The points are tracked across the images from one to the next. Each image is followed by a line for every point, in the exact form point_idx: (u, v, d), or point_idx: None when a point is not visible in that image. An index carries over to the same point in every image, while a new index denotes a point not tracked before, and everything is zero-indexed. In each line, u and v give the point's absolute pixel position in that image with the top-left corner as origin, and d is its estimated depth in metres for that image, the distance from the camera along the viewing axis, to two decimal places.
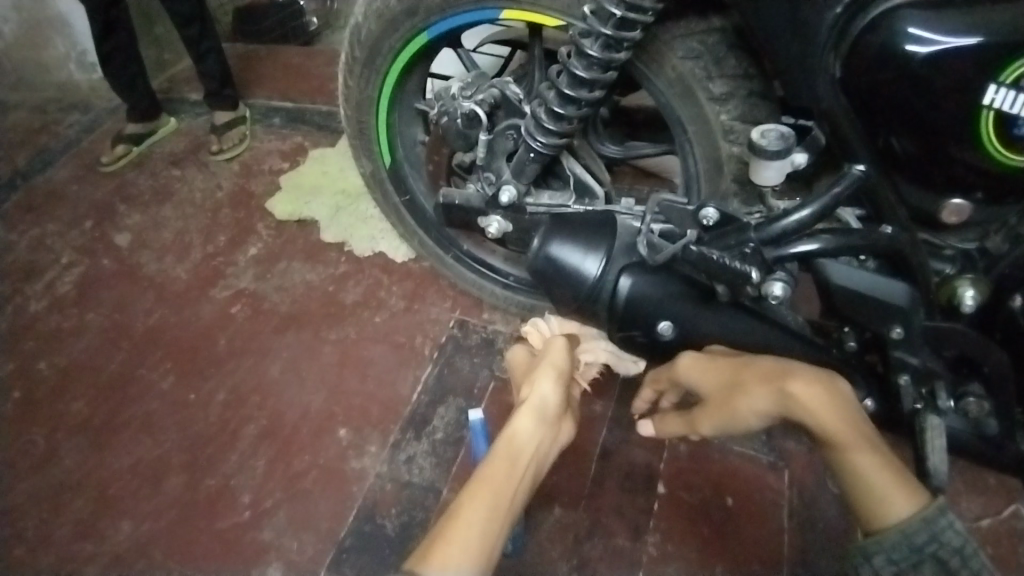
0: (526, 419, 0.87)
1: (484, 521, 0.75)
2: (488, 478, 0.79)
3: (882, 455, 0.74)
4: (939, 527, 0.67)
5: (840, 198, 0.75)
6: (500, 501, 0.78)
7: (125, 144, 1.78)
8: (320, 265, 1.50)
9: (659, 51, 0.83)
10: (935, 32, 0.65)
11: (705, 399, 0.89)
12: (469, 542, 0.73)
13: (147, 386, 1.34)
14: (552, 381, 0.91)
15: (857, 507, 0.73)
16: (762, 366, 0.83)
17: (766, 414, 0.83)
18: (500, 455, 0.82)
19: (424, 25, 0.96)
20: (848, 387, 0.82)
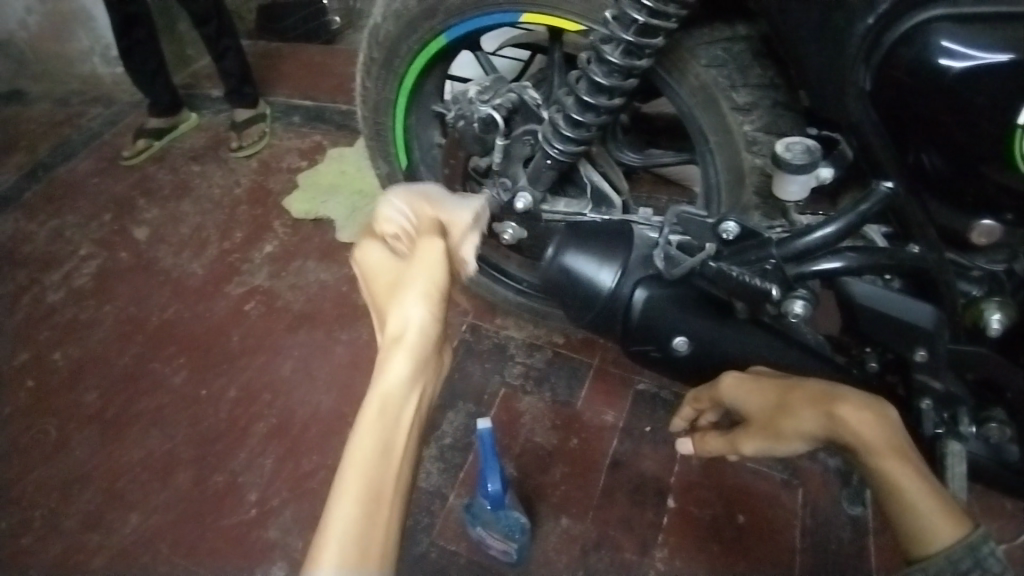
0: (398, 363, 0.62)
1: (364, 500, 0.54)
2: (357, 459, 0.56)
3: (927, 480, 0.70)
4: (983, 554, 0.63)
5: (867, 215, 0.73)
6: (371, 473, 0.56)
7: (146, 138, 1.79)
8: (334, 264, 1.50)
9: (682, 58, 0.81)
10: (968, 47, 0.63)
11: (750, 419, 0.87)
12: (353, 530, 0.53)
13: (159, 380, 1.34)
14: (427, 288, 0.65)
15: (900, 534, 0.69)
16: (811, 387, 0.80)
17: (814, 437, 0.80)
18: (369, 432, 0.58)
19: (442, 27, 0.96)
20: (897, 413, 0.77)
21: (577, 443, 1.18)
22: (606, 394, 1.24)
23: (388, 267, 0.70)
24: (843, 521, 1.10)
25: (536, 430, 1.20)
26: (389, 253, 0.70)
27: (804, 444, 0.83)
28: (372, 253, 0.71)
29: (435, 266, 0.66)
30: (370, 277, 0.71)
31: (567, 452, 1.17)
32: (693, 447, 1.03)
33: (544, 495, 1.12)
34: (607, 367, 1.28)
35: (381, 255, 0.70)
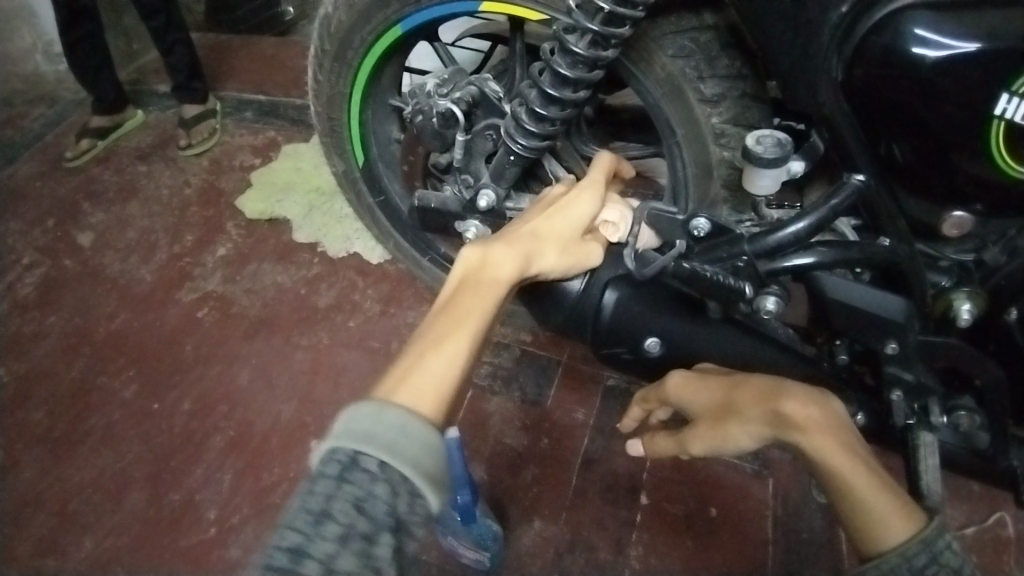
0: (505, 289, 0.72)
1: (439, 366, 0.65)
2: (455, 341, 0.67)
3: (874, 473, 0.69)
4: (939, 548, 0.62)
5: (838, 210, 0.70)
6: (445, 381, 0.63)
7: (90, 138, 1.70)
8: (292, 266, 1.44)
9: (648, 49, 0.78)
10: (942, 35, 0.61)
11: (698, 419, 0.84)
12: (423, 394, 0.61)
13: (108, 394, 1.28)
14: (569, 265, 0.77)
15: (852, 532, 0.67)
16: (758, 384, 0.79)
17: (760, 437, 0.78)
18: (467, 332, 0.67)
19: (397, 17, 0.91)
20: (842, 408, 0.78)
21: (548, 443, 1.15)
22: (576, 391, 1.22)
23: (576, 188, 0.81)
24: (818, 511, 1.09)
25: (505, 431, 1.17)
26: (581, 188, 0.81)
27: (750, 446, 0.80)
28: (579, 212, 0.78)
29: (584, 263, 0.79)
30: (558, 214, 0.77)
31: (537, 454, 1.14)
32: (642, 449, 1.04)
33: (516, 499, 1.10)
34: (576, 364, 1.25)
35: (582, 217, 0.78)
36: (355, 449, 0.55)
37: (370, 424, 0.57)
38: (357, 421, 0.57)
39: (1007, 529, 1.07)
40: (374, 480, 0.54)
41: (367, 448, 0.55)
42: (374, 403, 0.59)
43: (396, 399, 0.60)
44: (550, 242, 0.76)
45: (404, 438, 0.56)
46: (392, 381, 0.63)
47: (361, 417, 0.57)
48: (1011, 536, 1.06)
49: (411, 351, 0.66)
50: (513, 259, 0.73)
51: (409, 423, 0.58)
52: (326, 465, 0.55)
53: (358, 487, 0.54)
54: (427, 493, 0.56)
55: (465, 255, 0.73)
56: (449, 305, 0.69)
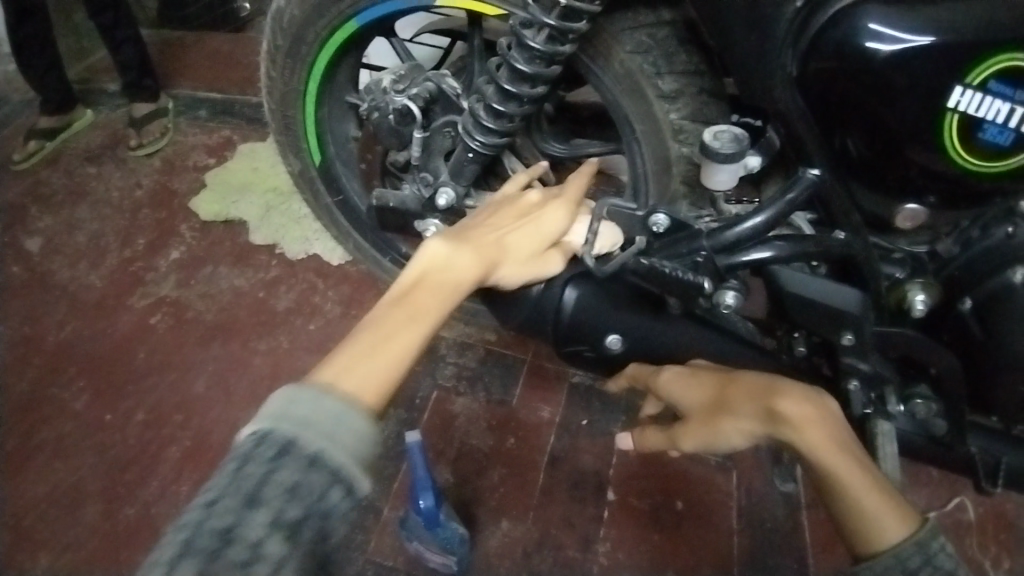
0: (462, 275, 0.65)
1: (391, 366, 0.56)
2: (408, 324, 0.59)
3: (869, 473, 0.69)
4: (933, 551, 0.62)
5: (794, 204, 0.71)
6: (390, 372, 0.55)
7: (38, 140, 1.63)
8: (249, 269, 1.41)
9: (606, 44, 0.77)
10: (896, 29, 0.61)
11: (691, 416, 0.84)
12: (367, 380, 0.54)
13: (59, 406, 1.23)
14: (523, 278, 0.73)
15: (846, 531, 0.67)
16: (751, 382, 0.78)
17: (752, 434, 0.78)
18: (421, 330, 0.59)
19: (352, 11, 0.89)
20: (837, 406, 0.77)
21: (514, 443, 1.15)
22: (542, 389, 1.21)
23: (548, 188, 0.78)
24: (779, 499, 1.10)
25: (471, 432, 1.15)
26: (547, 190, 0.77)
27: (743, 444, 0.79)
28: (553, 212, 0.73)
29: (540, 276, 0.74)
30: (529, 223, 0.72)
31: (504, 454, 1.13)
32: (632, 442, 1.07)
33: (483, 500, 1.08)
34: (541, 362, 1.24)
35: (549, 228, 0.73)
36: (286, 439, 0.46)
37: (304, 410, 0.48)
38: (292, 406, 0.48)
39: (967, 514, 1.10)
40: (303, 473, 0.45)
41: (301, 437, 0.46)
42: (313, 387, 0.50)
43: (338, 387, 0.52)
44: (514, 252, 0.71)
45: (342, 433, 0.48)
46: (334, 365, 0.54)
47: (296, 401, 0.48)
48: (969, 521, 1.09)
49: (358, 336, 0.58)
50: (478, 260, 0.67)
51: (350, 418, 0.49)
52: (248, 449, 0.46)
53: (284, 478, 0.44)
54: (357, 487, 0.47)
55: (432, 246, 0.66)
56: (407, 293, 0.62)
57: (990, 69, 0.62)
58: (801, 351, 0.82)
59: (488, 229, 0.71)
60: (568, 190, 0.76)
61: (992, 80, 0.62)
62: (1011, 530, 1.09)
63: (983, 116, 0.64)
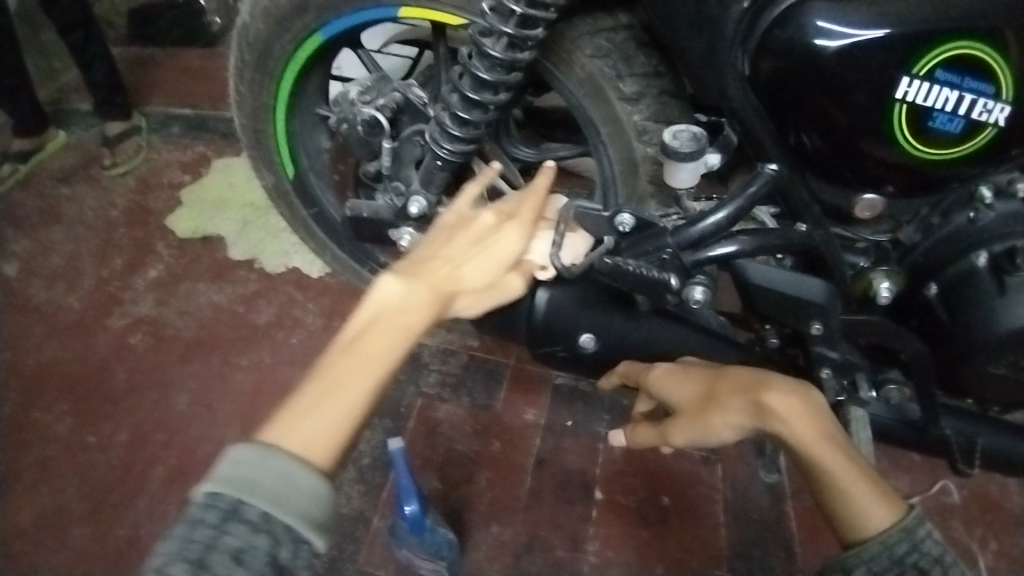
0: (417, 316, 0.66)
1: (344, 416, 0.59)
2: (359, 368, 0.61)
3: (856, 463, 0.72)
4: (919, 536, 0.64)
5: (754, 199, 0.73)
6: (343, 423, 0.59)
7: (10, 163, 1.62)
8: (228, 284, 1.40)
9: (566, 50, 0.78)
10: (843, 25, 0.63)
11: (679, 412, 0.85)
12: (317, 437, 0.57)
13: (40, 430, 1.22)
14: (485, 303, 0.73)
15: (834, 519, 0.69)
16: (738, 376, 0.80)
17: (740, 427, 0.80)
18: (367, 383, 0.61)
19: (317, 24, 0.90)
20: (823, 398, 0.79)
21: (499, 447, 1.15)
22: (526, 392, 1.22)
23: (506, 199, 0.76)
24: (763, 489, 1.12)
25: (457, 438, 1.16)
26: (507, 204, 0.75)
27: (732, 437, 0.81)
28: (508, 236, 0.72)
29: (503, 299, 0.75)
30: (483, 252, 0.71)
31: (489, 458, 1.14)
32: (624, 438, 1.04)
33: (471, 505, 1.09)
34: (524, 365, 1.25)
35: (506, 254, 0.72)
36: (235, 501, 0.52)
37: (250, 474, 0.53)
38: (240, 464, 0.53)
39: (951, 496, 1.12)
40: (249, 535, 0.51)
41: (247, 499, 0.52)
42: (261, 446, 0.55)
43: (286, 445, 0.56)
44: (471, 283, 0.71)
45: (291, 488, 0.53)
46: (286, 417, 0.58)
47: (245, 462, 0.53)
48: (952, 503, 1.11)
49: (308, 388, 0.60)
50: (430, 299, 0.67)
51: (298, 473, 0.54)
52: (200, 510, 0.52)
53: (236, 535, 0.50)
54: (314, 537, 0.53)
55: (383, 286, 0.66)
56: (356, 339, 0.63)
57: (935, 59, 0.63)
58: (772, 340, 0.84)
59: (442, 261, 0.70)
60: (522, 210, 0.74)
61: (939, 69, 0.64)
62: (993, 510, 1.11)
63: (931, 105, 0.65)
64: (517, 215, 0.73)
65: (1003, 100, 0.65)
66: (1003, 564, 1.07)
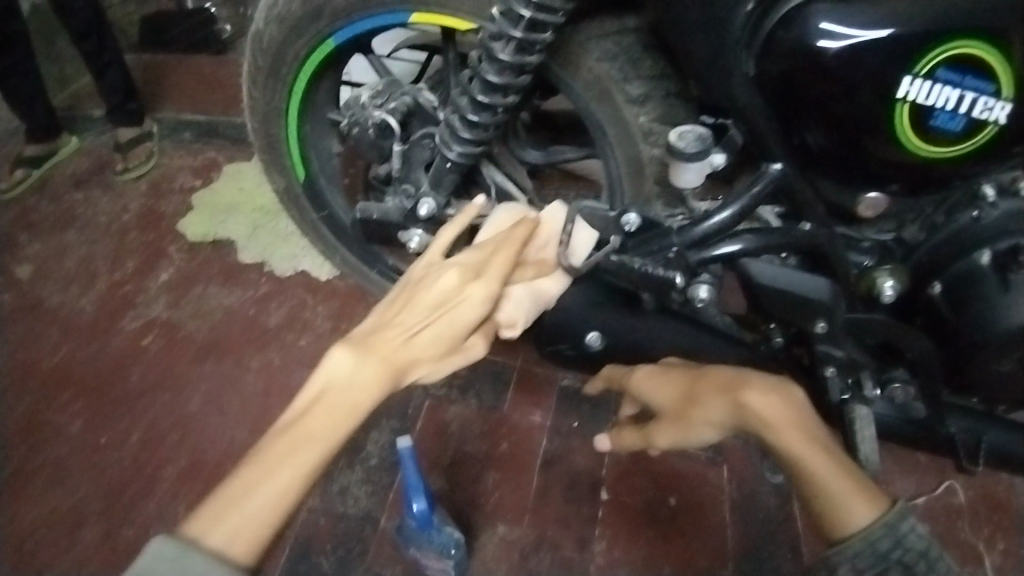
0: (367, 390, 0.65)
1: (276, 503, 0.59)
2: (295, 452, 0.61)
3: (835, 459, 0.73)
4: (902, 532, 0.66)
5: (758, 198, 0.74)
6: (272, 511, 0.59)
7: (24, 168, 1.64)
8: (238, 287, 1.42)
9: (574, 53, 0.80)
10: (846, 26, 0.64)
11: (662, 413, 0.89)
12: (243, 527, 0.58)
13: (53, 431, 1.24)
14: (448, 369, 0.71)
15: (818, 516, 0.71)
16: (720, 375, 0.83)
17: (721, 425, 0.83)
18: (301, 469, 0.60)
19: (329, 30, 0.91)
20: (804, 393, 0.81)
21: (507, 447, 1.16)
22: (533, 394, 1.23)
23: (471, 258, 0.75)
24: (769, 489, 1.13)
25: (465, 438, 1.17)
26: (472, 265, 0.74)
27: (713, 435, 0.84)
28: (469, 300, 0.71)
29: (465, 363, 0.73)
30: (446, 315, 0.70)
31: (497, 459, 1.15)
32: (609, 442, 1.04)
33: (479, 505, 1.10)
34: (531, 367, 1.26)
35: (467, 319, 0.71)
36: None
37: (169, 570, 0.55)
38: (159, 563, 0.55)
39: (958, 497, 1.12)
40: None
41: None
42: (183, 540, 0.56)
43: (210, 537, 0.57)
44: (431, 350, 0.69)
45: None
46: (216, 504, 0.59)
47: (164, 560, 0.55)
48: (958, 504, 1.11)
49: (245, 472, 0.60)
50: (383, 370, 0.66)
51: (215, 572, 0.55)
52: None
53: None
54: None
55: (334, 359, 0.66)
56: (298, 418, 0.63)
57: (936, 58, 0.64)
58: (776, 339, 0.84)
59: (397, 328, 0.69)
60: (490, 269, 0.73)
61: (940, 68, 0.65)
62: (999, 510, 1.11)
63: (932, 104, 0.66)
64: (481, 277, 0.72)
65: (1004, 98, 0.66)
66: (1010, 564, 1.07)
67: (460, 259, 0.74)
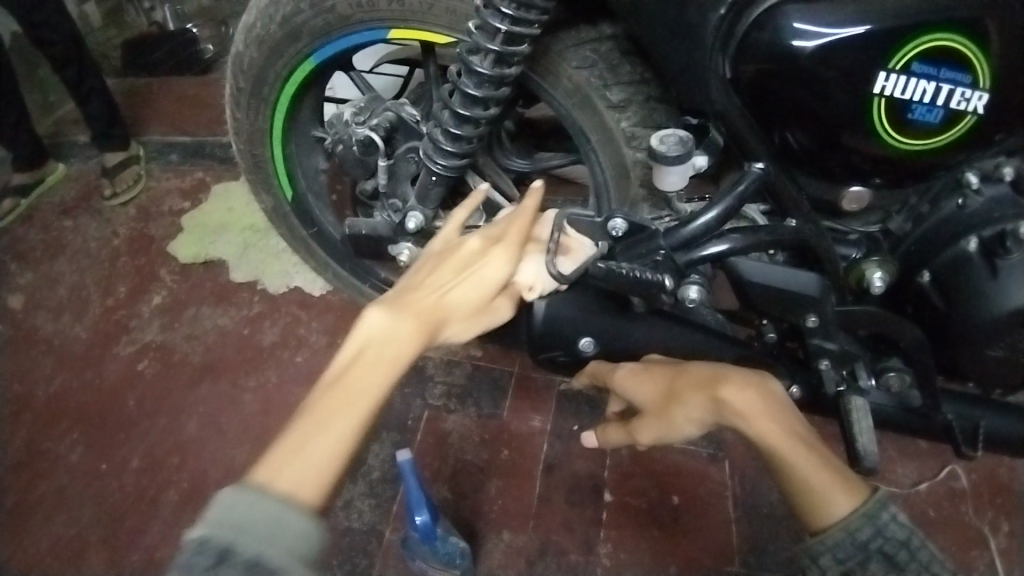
0: (403, 347, 0.65)
1: (334, 453, 0.59)
2: (347, 404, 0.61)
3: (814, 452, 0.74)
4: (882, 521, 0.65)
5: (743, 197, 0.74)
6: (333, 460, 0.58)
7: (12, 197, 1.64)
8: (232, 307, 1.42)
9: (552, 62, 0.80)
10: (818, 24, 0.64)
11: (643, 411, 0.86)
12: (306, 477, 0.57)
13: (52, 460, 1.24)
14: (474, 331, 0.72)
15: (800, 508, 0.71)
16: (697, 372, 0.81)
17: (702, 422, 0.81)
18: (356, 419, 0.60)
19: (309, 50, 0.92)
20: (780, 388, 0.81)
21: (508, 454, 1.16)
22: (532, 399, 1.23)
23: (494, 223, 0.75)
24: (771, 484, 1.13)
25: (465, 447, 1.17)
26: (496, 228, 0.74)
27: (695, 431, 0.82)
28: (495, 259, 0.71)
29: (491, 325, 0.74)
30: (472, 275, 0.70)
31: (498, 466, 1.15)
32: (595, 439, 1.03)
33: (483, 514, 1.10)
34: (528, 373, 1.26)
35: (494, 278, 0.71)
36: (222, 547, 0.51)
37: (241, 516, 0.52)
38: (229, 510, 0.53)
39: (960, 482, 1.12)
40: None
41: (236, 543, 0.51)
42: (249, 488, 0.55)
43: (274, 487, 0.56)
44: (460, 310, 0.69)
45: (282, 532, 0.53)
46: (274, 458, 0.58)
47: (232, 506, 0.53)
48: (962, 488, 1.12)
49: (297, 429, 0.60)
50: (417, 329, 0.66)
51: (285, 515, 0.53)
52: (189, 556, 0.50)
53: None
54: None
55: (370, 318, 0.66)
56: (343, 375, 0.63)
57: (910, 53, 0.65)
58: (769, 334, 0.87)
59: (429, 288, 0.69)
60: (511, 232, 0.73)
61: (914, 63, 0.65)
62: (1002, 493, 1.12)
63: (909, 98, 0.67)
64: (503, 238, 0.72)
65: (982, 88, 0.67)
66: (1015, 546, 1.07)
67: (483, 227, 0.75)
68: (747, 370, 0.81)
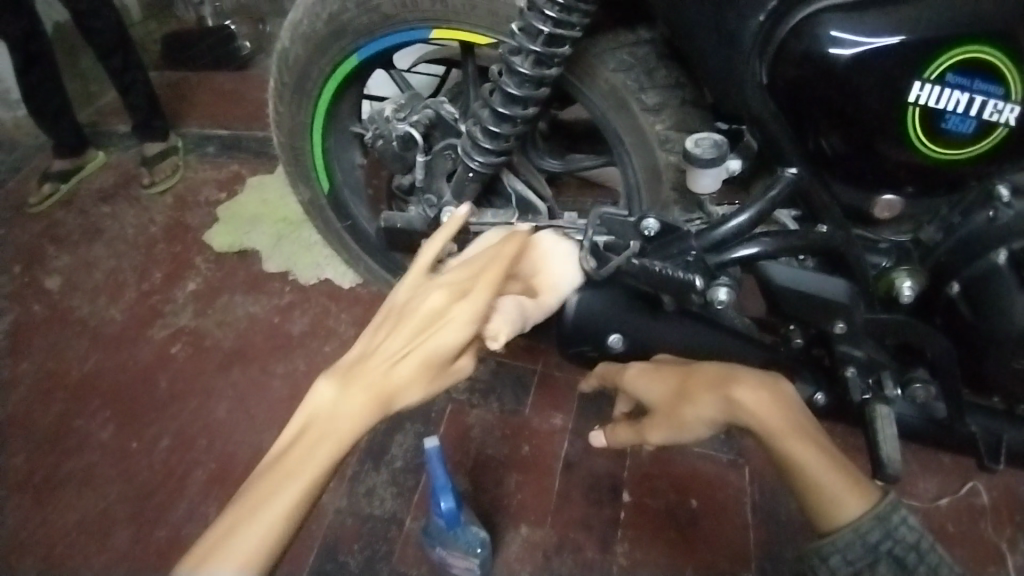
0: (349, 417, 0.61)
1: (271, 533, 0.56)
2: (286, 481, 0.58)
3: (824, 453, 0.74)
4: (893, 524, 0.66)
5: (776, 202, 0.76)
6: (268, 542, 0.55)
7: (53, 182, 1.69)
8: (263, 296, 1.46)
9: (591, 65, 0.82)
10: (856, 33, 0.65)
11: (655, 409, 0.91)
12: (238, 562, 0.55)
13: (86, 437, 1.28)
14: (434, 393, 0.68)
15: (811, 509, 0.72)
16: (709, 372, 0.84)
17: (713, 421, 0.84)
18: (292, 494, 0.57)
19: (352, 47, 0.94)
20: (792, 388, 0.82)
21: (529, 450, 1.18)
22: (554, 398, 1.25)
23: (459, 278, 0.71)
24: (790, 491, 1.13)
25: (487, 442, 1.19)
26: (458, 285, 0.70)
27: (705, 429, 0.86)
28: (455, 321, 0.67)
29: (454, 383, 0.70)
30: (429, 338, 0.66)
31: (519, 461, 1.17)
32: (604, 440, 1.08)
33: (502, 507, 1.12)
34: (551, 372, 1.28)
35: (453, 340, 0.66)
36: None
37: None
38: None
39: (981, 498, 1.12)
40: None
41: None
42: None
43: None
44: (417, 375, 0.65)
45: None
46: (210, 542, 0.56)
47: None
48: (982, 505, 1.12)
49: (235, 508, 0.58)
50: (366, 400, 0.62)
51: None
52: None
53: None
54: None
55: (316, 393, 0.63)
56: (286, 450, 0.60)
57: (945, 62, 0.66)
58: (796, 339, 0.86)
59: (381, 354, 0.65)
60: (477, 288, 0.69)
61: (949, 73, 0.66)
62: None
63: (943, 107, 0.68)
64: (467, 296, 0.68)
65: (1014, 100, 0.67)
66: None
67: (445, 280, 0.71)
68: (760, 370, 0.83)
